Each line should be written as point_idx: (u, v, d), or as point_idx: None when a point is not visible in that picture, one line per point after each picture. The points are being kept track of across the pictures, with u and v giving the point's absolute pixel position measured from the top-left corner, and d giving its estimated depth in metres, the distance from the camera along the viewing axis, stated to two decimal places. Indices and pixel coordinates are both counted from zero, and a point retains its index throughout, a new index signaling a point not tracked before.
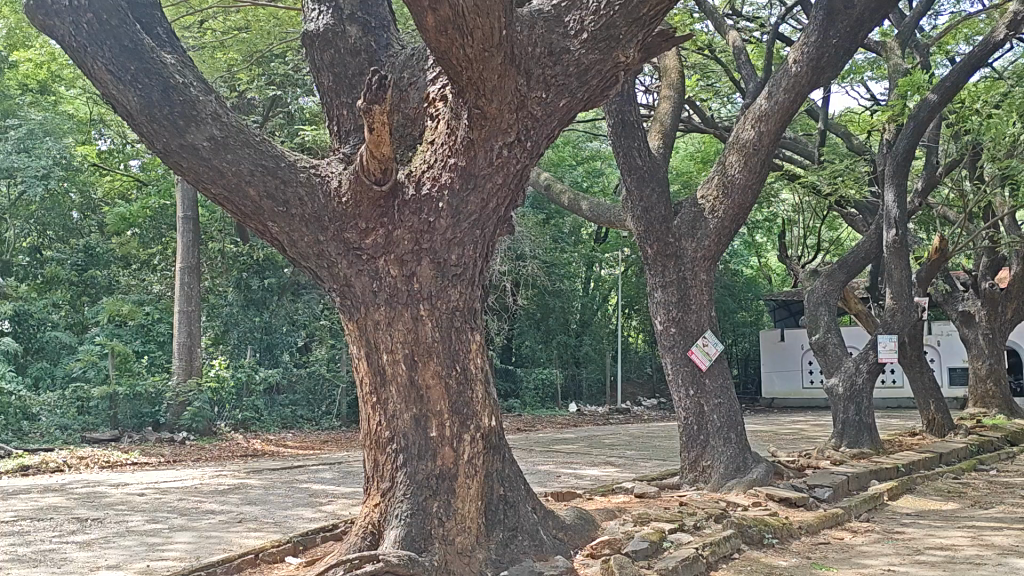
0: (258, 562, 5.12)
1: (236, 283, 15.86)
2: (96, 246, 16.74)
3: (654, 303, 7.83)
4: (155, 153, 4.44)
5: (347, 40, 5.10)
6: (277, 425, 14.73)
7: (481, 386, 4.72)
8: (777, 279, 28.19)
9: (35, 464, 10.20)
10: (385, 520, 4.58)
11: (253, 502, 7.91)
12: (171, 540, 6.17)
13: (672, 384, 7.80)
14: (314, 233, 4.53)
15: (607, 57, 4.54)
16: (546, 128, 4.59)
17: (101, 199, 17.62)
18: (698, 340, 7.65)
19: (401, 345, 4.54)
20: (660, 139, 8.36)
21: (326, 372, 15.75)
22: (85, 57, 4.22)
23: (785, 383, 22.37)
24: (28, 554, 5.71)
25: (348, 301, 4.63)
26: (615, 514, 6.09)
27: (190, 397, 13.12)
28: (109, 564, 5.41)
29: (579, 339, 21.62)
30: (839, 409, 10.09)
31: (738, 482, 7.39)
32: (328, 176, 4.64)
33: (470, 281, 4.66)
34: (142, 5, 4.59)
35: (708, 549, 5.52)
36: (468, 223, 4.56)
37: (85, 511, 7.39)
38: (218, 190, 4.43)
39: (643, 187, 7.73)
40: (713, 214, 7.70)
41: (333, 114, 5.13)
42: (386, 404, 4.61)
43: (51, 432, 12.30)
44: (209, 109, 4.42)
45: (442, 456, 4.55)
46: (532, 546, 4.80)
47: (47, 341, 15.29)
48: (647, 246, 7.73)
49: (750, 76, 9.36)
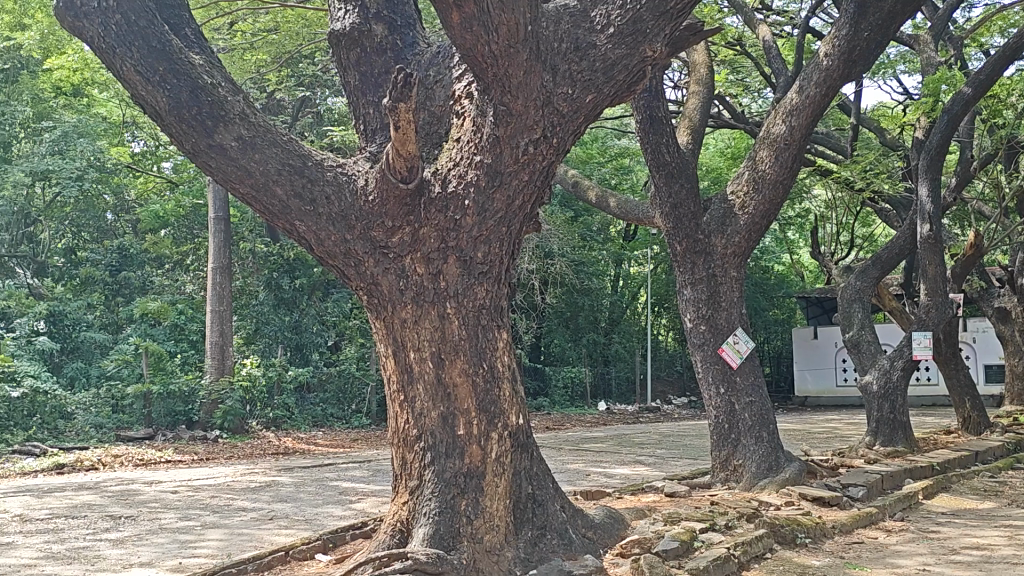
0: (289, 559, 5.13)
1: (267, 283, 16.05)
2: (130, 246, 16.85)
3: (683, 300, 7.78)
4: (184, 152, 4.47)
5: (373, 38, 5.09)
6: (308, 424, 14.81)
7: (509, 385, 4.71)
8: (810, 275, 27.88)
9: (71, 462, 10.35)
10: (413, 517, 4.57)
11: (285, 500, 7.95)
12: (203, 537, 6.22)
13: (703, 382, 7.74)
14: (340, 231, 4.51)
15: (634, 51, 4.46)
16: (572, 124, 4.51)
17: (135, 200, 17.75)
18: (729, 337, 7.59)
19: (428, 343, 4.53)
20: (689, 135, 8.28)
21: (356, 371, 15.73)
22: (114, 58, 4.27)
23: (817, 381, 22.15)
24: (63, 551, 5.78)
25: (375, 300, 4.62)
26: (645, 513, 6.04)
27: (223, 395, 13.27)
28: (141, 562, 5.45)
29: (608, 338, 21.54)
30: (873, 407, 9.95)
31: (770, 481, 7.34)
32: (355, 175, 4.61)
33: (496, 279, 4.65)
34: (169, 7, 4.64)
35: (739, 549, 5.44)
36: (494, 221, 4.53)
37: (118, 508, 7.48)
38: (246, 190, 4.45)
39: (672, 183, 7.67)
40: (743, 211, 7.61)
41: (359, 113, 5.14)
42: (414, 402, 4.61)
43: (87, 431, 12.51)
44: (237, 109, 4.44)
45: (470, 454, 4.54)
46: (562, 545, 4.77)
47: (82, 341, 15.39)
48: (676, 244, 7.71)
49: (780, 70, 9.24)
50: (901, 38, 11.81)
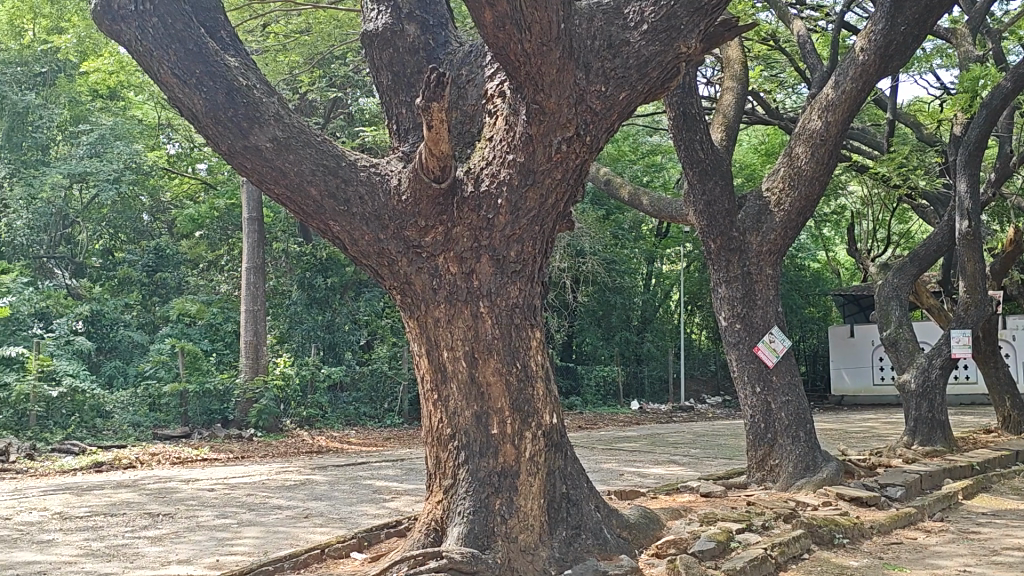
0: (324, 557, 5.16)
1: (300, 282, 16.20)
2: (166, 248, 17.10)
3: (718, 298, 7.72)
4: (219, 153, 4.51)
5: (406, 38, 5.11)
6: (341, 422, 14.89)
7: (542, 385, 4.70)
8: (846, 273, 27.57)
9: (109, 461, 10.51)
10: (448, 516, 4.57)
11: (320, 498, 8.00)
12: (240, 534, 6.27)
13: (739, 381, 7.68)
14: (374, 231, 4.52)
15: (668, 48, 4.43)
16: (606, 121, 4.48)
17: (170, 201, 18.02)
18: (764, 336, 7.53)
19: (461, 342, 4.54)
20: (723, 132, 8.21)
21: (388, 370, 15.72)
22: (151, 61, 4.32)
23: (853, 379, 21.91)
24: (102, 549, 5.86)
25: (408, 299, 4.63)
26: (680, 513, 6.00)
27: (257, 394, 13.37)
28: (179, 559, 5.50)
29: (640, 337, 21.43)
30: (911, 406, 9.82)
31: (808, 481, 7.27)
32: (388, 175, 4.62)
33: (529, 277, 4.64)
34: (204, 10, 4.66)
35: (777, 549, 5.39)
36: (527, 220, 4.52)
37: (156, 506, 7.57)
38: (281, 190, 4.48)
39: (706, 180, 7.61)
40: (778, 208, 7.55)
41: (392, 113, 5.16)
42: (447, 401, 4.62)
43: (124, 429, 12.69)
44: (272, 111, 4.47)
45: (504, 453, 4.54)
46: (597, 545, 4.75)
47: (120, 340, 15.61)
48: (710, 241, 7.65)
49: (815, 65, 9.13)
50: (937, 31, 11.63)
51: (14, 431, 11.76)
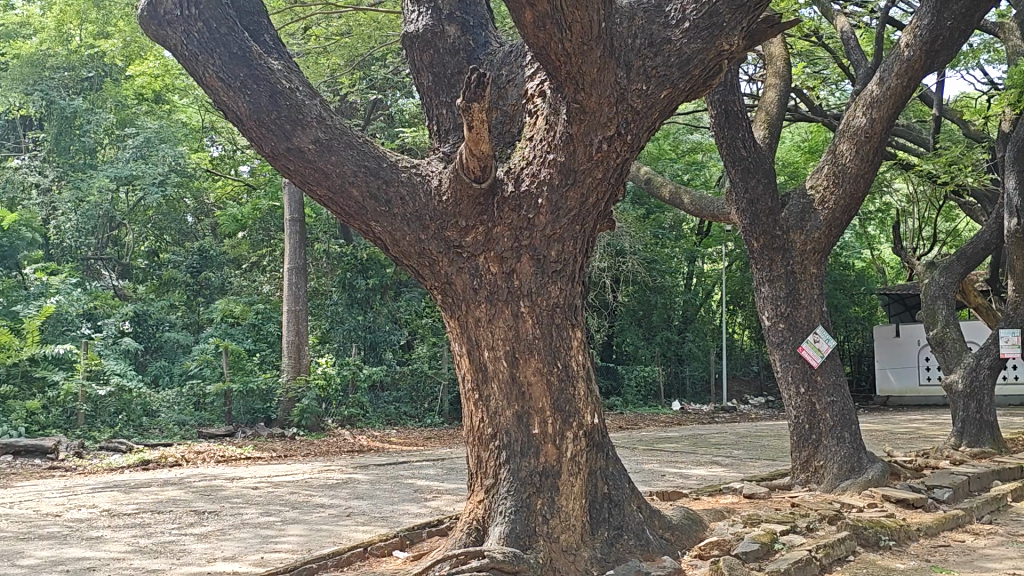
0: (367, 555, 5.20)
1: (341, 283, 16.34)
2: (210, 249, 17.35)
3: (761, 297, 7.66)
4: (263, 156, 4.57)
5: (446, 39, 5.13)
6: (382, 422, 14.96)
7: (583, 384, 4.69)
8: (891, 272, 27.18)
9: (156, 459, 10.67)
10: (489, 515, 4.58)
11: (362, 497, 8.05)
12: (284, 532, 6.35)
13: (783, 382, 7.61)
14: (415, 231, 4.55)
15: (710, 45, 4.39)
16: (648, 120, 4.44)
17: (214, 203, 18.19)
18: (809, 336, 7.43)
19: (502, 342, 4.55)
20: (765, 130, 8.13)
21: (429, 369, 15.80)
22: (197, 65, 4.40)
23: (899, 380, 21.58)
24: (150, 545, 5.95)
25: (449, 299, 4.65)
26: (723, 514, 5.96)
27: (299, 394, 13.52)
28: (225, 556, 5.57)
29: (682, 336, 21.27)
30: (958, 407, 9.63)
31: (853, 482, 7.18)
32: (429, 175, 4.64)
33: (570, 277, 4.63)
34: (249, 13, 4.70)
35: (822, 551, 5.32)
36: (568, 219, 4.51)
37: (202, 504, 7.69)
38: (323, 191, 4.52)
39: (749, 179, 7.53)
40: (823, 205, 7.46)
41: (432, 113, 5.18)
42: (488, 401, 4.64)
43: (170, 428, 12.85)
44: (314, 113, 4.51)
45: (545, 453, 4.54)
46: (639, 545, 4.74)
47: (165, 340, 15.81)
48: (753, 240, 7.57)
49: (860, 61, 8.97)
50: (985, 25, 11.38)
51: (63, 429, 11.99)
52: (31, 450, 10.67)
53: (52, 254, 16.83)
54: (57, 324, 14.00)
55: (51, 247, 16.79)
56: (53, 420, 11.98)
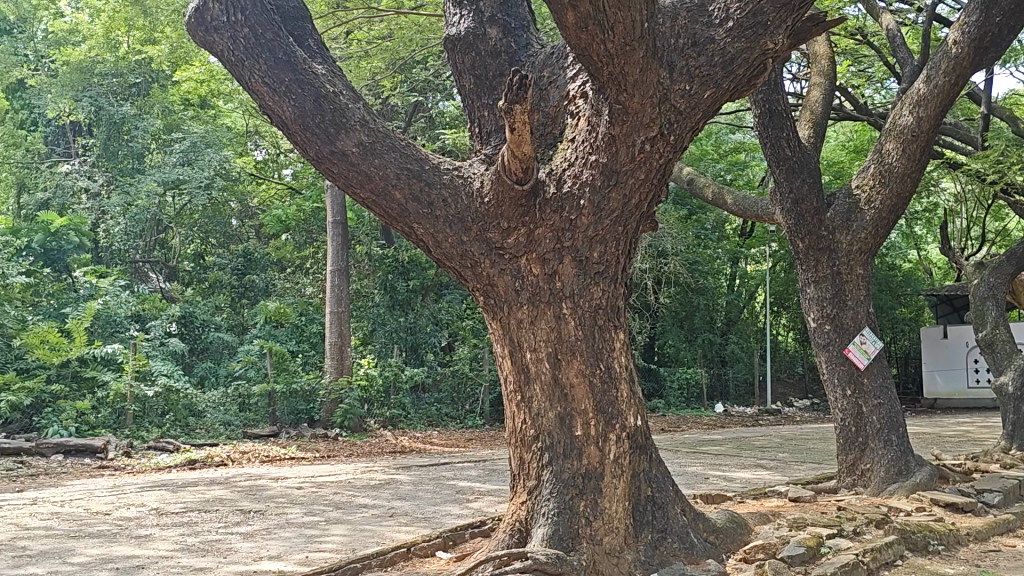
0: (411, 556, 5.24)
1: (383, 285, 16.52)
2: (254, 252, 17.57)
3: (807, 298, 7.58)
4: (307, 159, 4.62)
5: (487, 42, 5.14)
6: (424, 423, 14.99)
7: (626, 386, 4.67)
8: (938, 273, 26.73)
9: (202, 459, 10.82)
10: (532, 517, 4.58)
11: (404, 498, 8.08)
12: (328, 532, 6.40)
13: (828, 384, 7.53)
14: (457, 233, 4.57)
15: (754, 45, 4.34)
16: (690, 120, 4.41)
17: (258, 206, 18.37)
18: (855, 337, 7.34)
19: (545, 343, 4.55)
20: (810, 129, 8.04)
21: (469, 371, 15.77)
22: (243, 70, 4.46)
23: (947, 382, 21.21)
24: (196, 544, 6.03)
25: (492, 300, 4.67)
26: (768, 518, 5.90)
27: (342, 395, 13.62)
28: (270, 555, 5.62)
29: (725, 338, 21.08)
30: (1009, 410, 9.44)
31: (900, 486, 7.07)
32: (471, 177, 4.66)
33: (612, 279, 4.62)
34: (294, 19, 4.77)
35: (869, 556, 5.23)
36: (610, 220, 4.48)
37: (248, 503, 7.77)
38: (367, 194, 4.56)
39: (793, 178, 7.44)
40: (869, 206, 7.36)
41: (474, 116, 5.20)
42: (531, 403, 4.64)
43: (216, 428, 13.02)
44: (358, 116, 4.56)
45: (587, 455, 4.52)
46: (683, 549, 4.72)
47: (212, 342, 15.99)
48: (798, 241, 7.49)
49: (906, 59, 8.82)
50: None
51: (112, 430, 12.20)
52: (81, 449, 10.92)
53: (102, 257, 17.18)
54: (106, 324, 14.13)
55: (101, 250, 17.14)
56: (102, 420, 12.18)
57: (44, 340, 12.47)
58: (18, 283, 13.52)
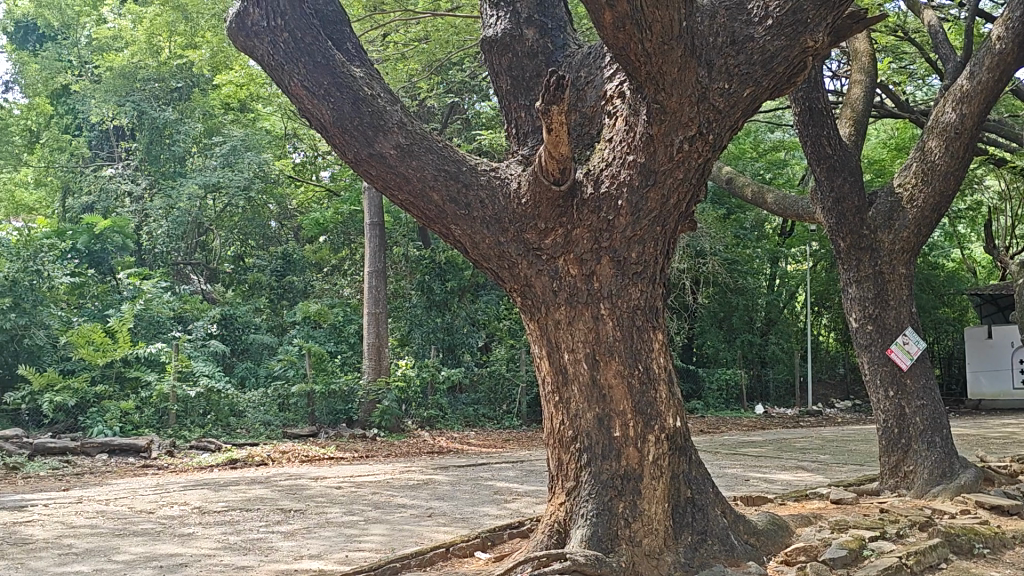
0: (450, 555, 5.26)
1: (420, 286, 16.62)
2: (293, 254, 17.73)
3: (849, 298, 7.49)
4: (345, 161, 4.65)
5: (524, 43, 5.15)
6: (461, 424, 15.01)
7: (665, 387, 4.64)
8: (983, 272, 26.28)
9: (243, 458, 10.95)
10: (571, 518, 4.58)
11: (443, 498, 8.11)
12: (368, 531, 6.44)
13: (870, 385, 7.45)
14: (494, 234, 4.58)
15: (794, 43, 4.29)
16: (729, 119, 4.38)
17: (297, 208, 18.52)
18: (898, 337, 7.25)
19: (583, 344, 4.54)
20: (851, 126, 7.95)
21: (506, 372, 15.76)
22: (283, 74, 4.51)
23: (992, 383, 20.82)
24: (239, 542, 6.11)
25: (530, 301, 4.68)
26: (809, 520, 5.85)
27: (380, 395, 13.69)
28: (311, 554, 5.67)
29: (764, 338, 20.88)
30: None
31: (944, 488, 6.95)
32: (508, 178, 4.67)
33: (651, 279, 4.59)
34: (332, 23, 4.81)
35: (913, 558, 5.14)
36: (649, 220, 4.46)
37: (289, 503, 7.84)
38: (405, 195, 4.59)
39: (834, 177, 7.36)
40: (911, 204, 7.25)
41: (511, 117, 5.20)
42: (570, 404, 4.64)
43: (256, 428, 13.15)
44: (396, 119, 4.59)
45: (627, 456, 4.51)
46: (724, 551, 4.68)
47: (251, 343, 16.10)
48: (839, 240, 7.40)
49: (949, 55, 8.66)
50: None
51: (155, 429, 12.39)
52: (125, 449, 11.05)
53: (145, 260, 17.52)
54: (149, 325, 14.28)
55: (144, 253, 17.48)
56: (145, 419, 12.36)
57: (88, 340, 12.66)
58: (63, 284, 13.79)
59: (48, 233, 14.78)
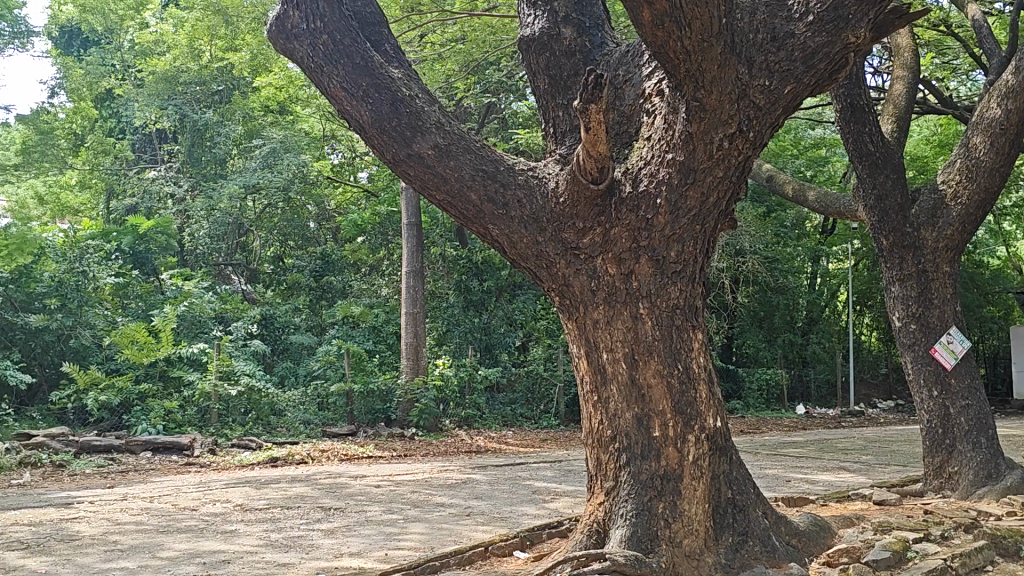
0: (489, 554, 5.28)
1: (457, 285, 16.74)
2: (332, 254, 17.92)
3: (891, 297, 7.39)
4: (384, 162, 4.68)
5: (562, 42, 5.14)
6: (498, 423, 15.02)
7: (705, 387, 4.61)
8: None
9: (283, 456, 11.05)
10: (610, 519, 4.56)
11: (481, 497, 8.12)
12: (407, 530, 6.47)
13: (914, 385, 7.34)
14: (532, 233, 4.58)
15: (836, 39, 4.22)
16: (770, 117, 4.34)
17: (335, 209, 18.64)
18: (942, 337, 7.14)
19: (621, 343, 4.52)
20: (893, 123, 7.83)
21: (544, 372, 15.75)
22: (323, 76, 4.55)
23: None
24: (280, 539, 6.18)
25: (567, 301, 4.67)
26: (852, 522, 5.76)
27: (418, 395, 13.73)
28: (351, 552, 5.72)
29: (805, 338, 20.65)
30: None
31: (990, 489, 6.82)
32: (546, 177, 4.67)
33: (690, 278, 4.56)
34: (371, 24, 4.83)
35: (957, 560, 5.05)
36: (688, 219, 4.43)
37: (329, 501, 7.91)
38: (442, 196, 4.60)
39: (876, 174, 7.26)
40: (955, 201, 7.13)
41: (549, 116, 5.19)
42: (608, 404, 4.62)
43: (296, 428, 13.24)
44: (433, 119, 4.61)
45: (666, 456, 4.48)
46: (765, 552, 4.64)
47: (291, 343, 16.25)
48: (882, 238, 7.30)
49: (993, 49, 8.50)
50: None
51: (197, 428, 12.56)
52: (168, 446, 11.24)
53: (188, 261, 17.89)
54: (192, 324, 14.44)
55: (186, 254, 17.81)
56: (188, 418, 12.54)
57: (133, 340, 12.86)
58: (108, 284, 14.01)
59: (93, 233, 15.08)
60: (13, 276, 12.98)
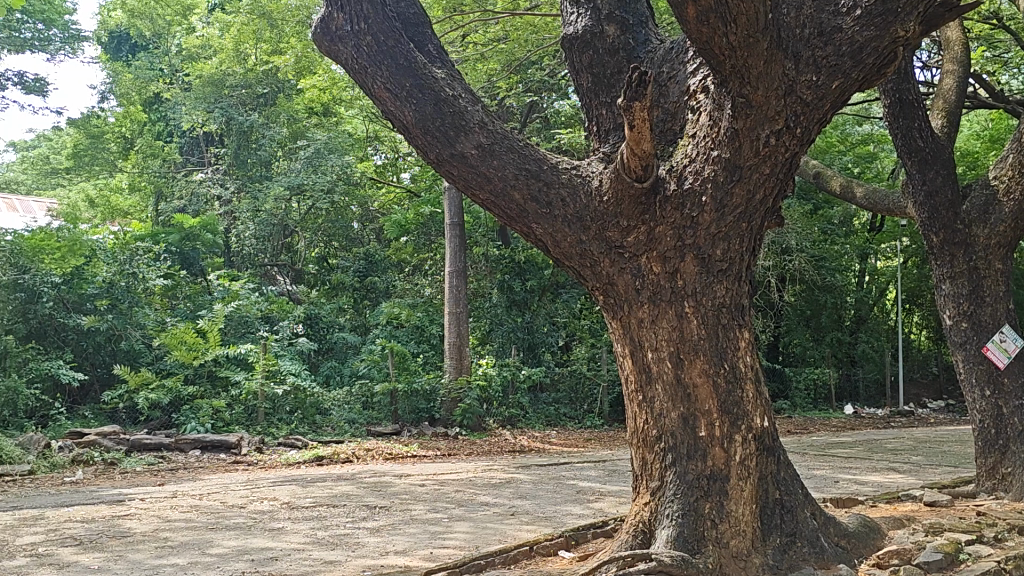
0: (534, 554, 5.28)
1: (500, 285, 16.71)
2: (375, 254, 18.10)
3: (942, 295, 7.26)
4: (428, 162, 4.70)
5: (606, 40, 5.11)
6: (542, 423, 15.01)
7: (751, 387, 4.56)
8: None
9: (330, 454, 11.15)
10: (656, 519, 4.52)
11: (525, 497, 8.12)
12: (451, 529, 6.49)
13: (965, 384, 7.20)
14: (576, 232, 4.56)
15: (883, 33, 4.07)
16: (817, 112, 4.27)
17: (378, 209, 18.73)
18: (995, 336, 6.97)
19: (667, 342, 4.48)
20: (943, 118, 7.69)
21: (588, 371, 15.74)
22: (367, 77, 4.59)
23: None
24: (327, 537, 6.23)
25: (612, 299, 4.65)
26: (902, 523, 5.65)
27: (461, 394, 13.80)
28: (397, 550, 5.74)
29: (853, 337, 20.36)
30: None
31: None
32: (589, 176, 4.65)
33: (736, 277, 4.51)
34: (414, 25, 4.84)
35: (1012, 562, 4.91)
36: (733, 216, 4.39)
37: (375, 499, 7.96)
38: (486, 195, 4.61)
39: (926, 170, 7.11)
40: (1008, 198, 6.93)
41: (592, 114, 5.19)
42: (653, 402, 4.59)
43: (341, 426, 13.36)
44: (476, 118, 4.61)
45: (713, 456, 4.43)
46: (813, 553, 4.59)
47: (336, 341, 16.39)
48: (932, 235, 7.18)
49: None
50: None
51: (245, 426, 12.72)
52: (217, 445, 11.39)
53: (235, 262, 18.21)
54: (238, 324, 14.60)
55: (233, 255, 18.13)
56: (236, 417, 12.69)
57: (181, 340, 13.04)
58: (157, 285, 14.25)
59: (143, 235, 15.35)
60: (65, 278, 13.15)
